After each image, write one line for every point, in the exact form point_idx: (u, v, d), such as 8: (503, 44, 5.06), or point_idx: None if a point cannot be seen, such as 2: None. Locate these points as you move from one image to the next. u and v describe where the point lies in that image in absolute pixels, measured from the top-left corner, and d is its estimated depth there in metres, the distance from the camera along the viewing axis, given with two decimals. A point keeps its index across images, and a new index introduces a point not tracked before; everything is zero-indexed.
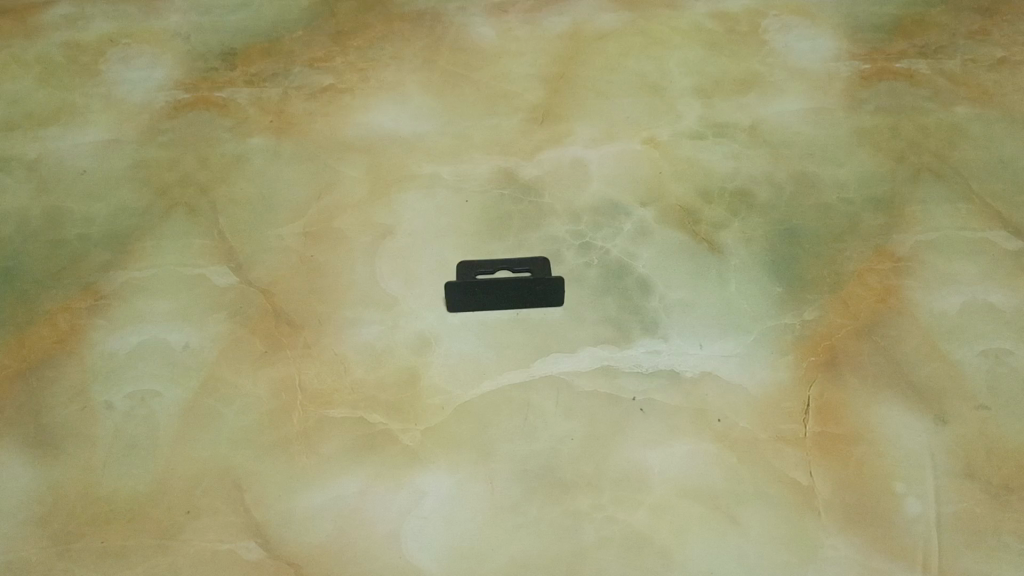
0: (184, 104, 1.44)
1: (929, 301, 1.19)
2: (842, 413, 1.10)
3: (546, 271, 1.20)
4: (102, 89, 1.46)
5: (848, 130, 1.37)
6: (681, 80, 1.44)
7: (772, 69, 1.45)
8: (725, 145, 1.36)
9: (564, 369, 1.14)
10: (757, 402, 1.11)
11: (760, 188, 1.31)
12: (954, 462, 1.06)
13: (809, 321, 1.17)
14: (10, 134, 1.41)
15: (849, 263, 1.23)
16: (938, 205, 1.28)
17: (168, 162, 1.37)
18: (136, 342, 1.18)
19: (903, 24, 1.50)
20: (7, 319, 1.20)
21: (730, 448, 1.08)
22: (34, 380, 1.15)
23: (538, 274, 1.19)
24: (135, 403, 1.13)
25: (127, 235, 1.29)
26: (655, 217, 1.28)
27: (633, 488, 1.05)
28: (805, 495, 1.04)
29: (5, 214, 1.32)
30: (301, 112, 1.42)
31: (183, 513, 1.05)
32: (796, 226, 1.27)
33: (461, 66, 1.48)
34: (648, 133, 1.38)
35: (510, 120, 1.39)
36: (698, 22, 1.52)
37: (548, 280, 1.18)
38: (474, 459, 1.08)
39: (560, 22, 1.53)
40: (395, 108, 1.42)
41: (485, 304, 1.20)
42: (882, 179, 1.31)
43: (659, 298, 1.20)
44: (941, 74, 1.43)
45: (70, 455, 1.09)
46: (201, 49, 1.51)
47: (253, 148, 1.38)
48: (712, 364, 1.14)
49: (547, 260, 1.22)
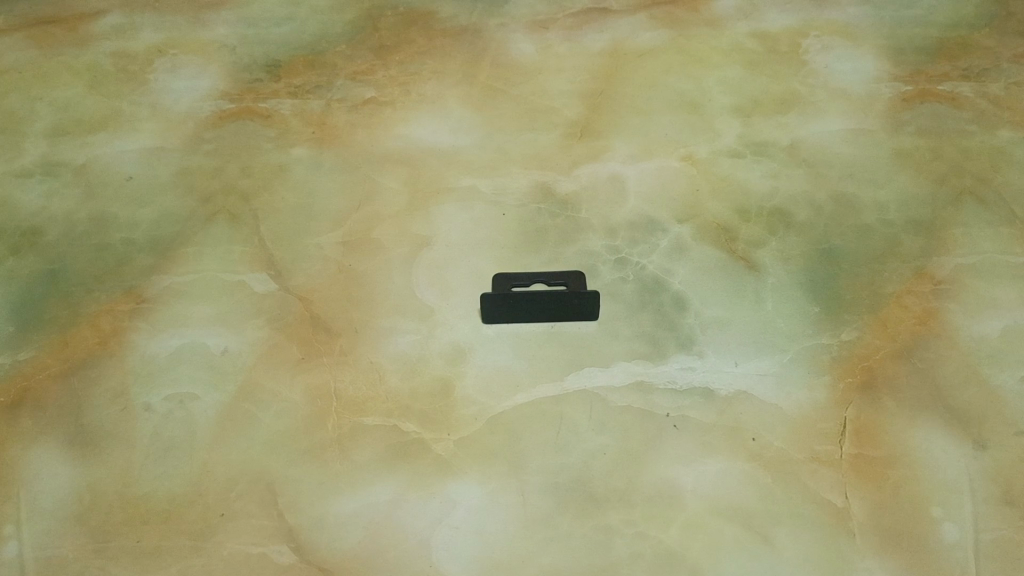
0: (229, 114, 1.47)
1: (969, 325, 1.17)
2: (878, 436, 1.09)
3: (581, 285, 1.21)
4: (150, 98, 1.50)
5: (888, 152, 1.36)
6: (720, 99, 1.44)
7: (813, 88, 1.45)
8: (763, 164, 1.36)
9: (598, 384, 1.14)
10: (793, 422, 1.10)
11: (799, 208, 1.30)
12: (994, 489, 1.05)
13: (847, 342, 1.16)
14: (59, 140, 1.44)
15: (888, 285, 1.22)
16: (980, 228, 1.27)
17: (212, 170, 1.39)
18: (176, 345, 1.20)
19: (946, 46, 1.49)
20: (52, 320, 1.23)
21: (765, 468, 1.07)
22: (76, 380, 1.17)
23: (574, 287, 1.20)
24: (174, 405, 1.15)
25: (171, 240, 1.31)
26: (691, 234, 1.28)
27: (666, 505, 1.05)
28: (840, 518, 1.03)
29: (52, 217, 1.35)
30: (343, 124, 1.44)
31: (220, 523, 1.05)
32: (834, 246, 1.26)
33: (501, 81, 1.49)
34: (686, 150, 1.38)
35: (548, 136, 1.41)
36: (738, 41, 1.52)
37: (585, 293, 1.18)
38: (506, 471, 1.08)
39: (600, 39, 1.54)
40: (435, 120, 1.44)
41: (517, 317, 1.20)
42: (923, 202, 1.30)
43: (694, 315, 1.20)
44: (984, 97, 1.42)
45: (110, 455, 1.11)
46: (247, 61, 1.54)
47: (296, 157, 1.40)
48: (747, 382, 1.14)
49: (582, 274, 1.22)
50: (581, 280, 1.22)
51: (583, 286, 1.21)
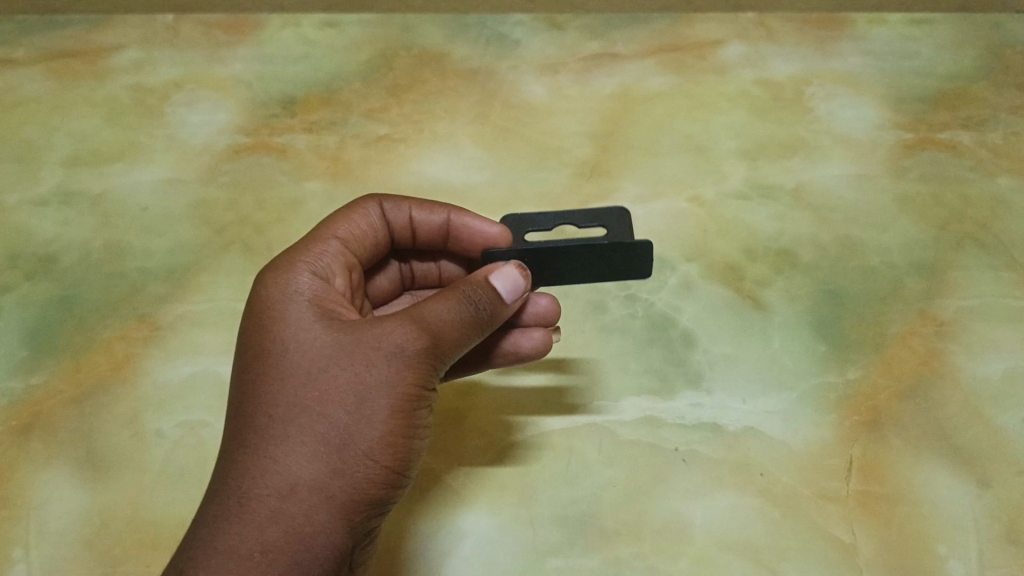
0: (244, 148, 1.49)
1: (972, 366, 1.20)
2: (884, 474, 1.10)
3: (624, 233, 1.02)
4: (166, 130, 1.52)
5: (891, 197, 1.39)
6: (727, 142, 1.47)
7: (817, 135, 1.47)
8: (769, 207, 1.38)
9: (608, 418, 1.16)
10: (801, 458, 1.12)
11: (804, 249, 1.33)
12: (998, 528, 1.06)
13: (853, 381, 1.18)
14: (77, 170, 1.47)
15: (893, 325, 1.23)
16: (981, 273, 1.30)
17: (228, 202, 1.42)
18: (189, 373, 1.22)
19: (946, 96, 1.52)
20: (65, 345, 1.24)
21: (772, 503, 1.08)
22: (88, 405, 1.18)
23: (615, 237, 1.01)
24: (185, 431, 1.16)
25: (185, 270, 1.33)
26: (700, 272, 1.30)
27: (675, 539, 1.06)
28: (848, 553, 1.05)
29: (68, 244, 1.37)
30: (357, 159, 1.47)
31: (319, 568, 0.79)
32: (839, 286, 1.28)
33: (513, 122, 1.52)
34: (694, 191, 1.40)
35: (558, 175, 1.44)
36: (744, 88, 1.54)
37: (630, 245, 0.99)
38: (515, 503, 1.10)
39: (609, 83, 1.56)
40: (448, 158, 1.47)
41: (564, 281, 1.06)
42: (926, 246, 1.33)
43: (702, 352, 1.22)
44: (984, 147, 1.45)
45: (120, 480, 1.12)
46: (263, 96, 1.56)
47: (310, 191, 1.42)
48: (754, 419, 1.15)
49: (624, 211, 1.03)
50: (626, 222, 1.03)
51: (629, 235, 1.02)
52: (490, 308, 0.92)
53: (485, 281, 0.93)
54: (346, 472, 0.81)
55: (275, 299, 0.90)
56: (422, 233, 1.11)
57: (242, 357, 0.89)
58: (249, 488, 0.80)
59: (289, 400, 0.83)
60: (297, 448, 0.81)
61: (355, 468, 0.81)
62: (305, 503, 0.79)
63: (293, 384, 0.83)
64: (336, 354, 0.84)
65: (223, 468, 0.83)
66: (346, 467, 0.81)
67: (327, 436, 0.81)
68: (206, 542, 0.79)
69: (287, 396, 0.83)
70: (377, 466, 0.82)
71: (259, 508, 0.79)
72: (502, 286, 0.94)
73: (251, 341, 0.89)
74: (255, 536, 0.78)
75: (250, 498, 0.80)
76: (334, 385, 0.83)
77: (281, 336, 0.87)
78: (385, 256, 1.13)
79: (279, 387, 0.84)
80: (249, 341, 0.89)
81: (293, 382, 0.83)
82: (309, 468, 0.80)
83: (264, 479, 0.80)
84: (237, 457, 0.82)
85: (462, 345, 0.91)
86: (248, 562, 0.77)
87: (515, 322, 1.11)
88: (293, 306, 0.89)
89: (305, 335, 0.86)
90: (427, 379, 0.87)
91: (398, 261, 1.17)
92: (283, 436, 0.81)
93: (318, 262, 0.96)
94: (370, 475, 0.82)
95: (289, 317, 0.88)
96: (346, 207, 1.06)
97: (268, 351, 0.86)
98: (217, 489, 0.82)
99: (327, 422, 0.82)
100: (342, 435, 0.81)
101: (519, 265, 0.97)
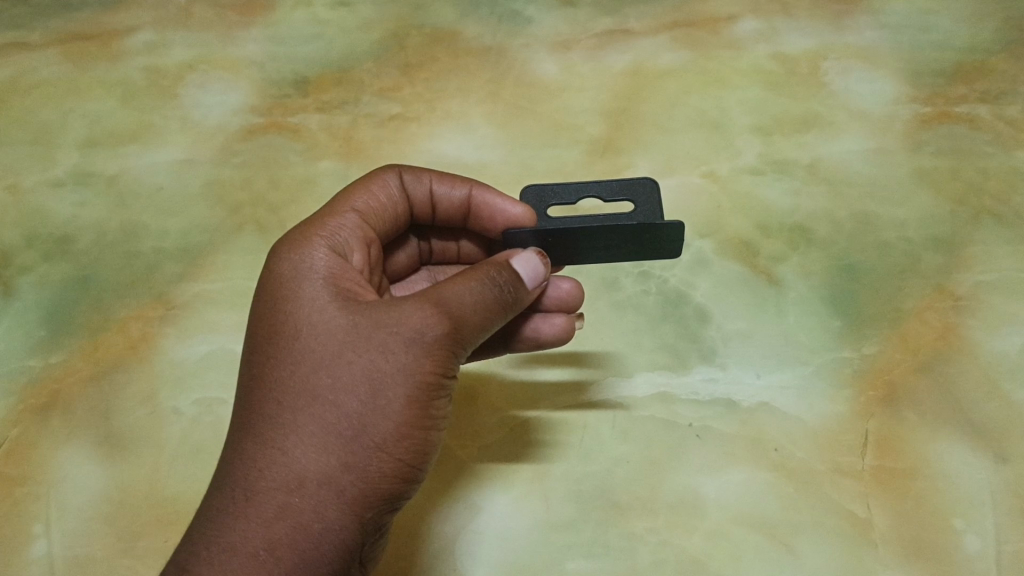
0: (257, 128, 1.49)
1: (989, 341, 1.19)
2: (900, 449, 1.10)
3: (652, 209, 1.00)
4: (180, 111, 1.52)
5: (908, 172, 1.37)
6: (741, 118, 1.45)
7: (833, 110, 1.46)
8: (785, 182, 1.37)
9: (622, 395, 1.16)
10: (817, 434, 1.11)
11: (820, 225, 1.32)
12: (1015, 502, 1.06)
13: (868, 356, 1.17)
14: (91, 151, 1.48)
15: (909, 301, 1.22)
16: (999, 247, 1.28)
17: (241, 182, 1.42)
18: (205, 351, 1.22)
19: (964, 69, 1.50)
20: (82, 325, 1.25)
21: (787, 478, 1.08)
22: (106, 384, 1.19)
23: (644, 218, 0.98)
24: (203, 409, 1.17)
25: (200, 250, 1.34)
26: (713, 249, 1.30)
27: (689, 513, 1.07)
28: (864, 527, 1.04)
29: (84, 225, 1.38)
30: (369, 138, 1.47)
31: (327, 563, 0.78)
32: (854, 262, 1.27)
33: (525, 99, 1.51)
34: (708, 167, 1.40)
35: (571, 153, 1.43)
36: (759, 63, 1.52)
37: (659, 228, 0.95)
38: (531, 478, 1.10)
39: (622, 60, 1.54)
40: (460, 136, 1.47)
41: (590, 253, 1.05)
42: (942, 220, 1.32)
43: (716, 328, 1.21)
44: (1002, 120, 1.43)
45: (138, 456, 1.13)
46: (275, 77, 1.56)
47: (324, 171, 1.43)
48: (768, 395, 1.15)
49: (653, 184, 1.00)
50: (654, 197, 1.00)
51: (657, 210, 1.00)
52: (513, 289, 0.91)
53: (508, 265, 0.93)
54: (358, 465, 0.79)
55: (290, 278, 0.89)
56: (441, 209, 1.11)
57: (255, 339, 0.88)
58: (258, 479, 0.79)
59: (300, 387, 0.81)
60: (308, 440, 0.79)
61: (366, 461, 0.79)
62: (315, 497, 0.78)
63: (306, 371, 0.82)
64: (350, 341, 0.82)
65: (230, 457, 0.82)
66: (357, 460, 0.79)
67: (338, 427, 0.79)
68: (210, 537, 0.78)
69: (298, 384, 0.81)
70: (391, 459, 0.80)
71: (267, 500, 0.78)
72: (523, 269, 0.94)
73: (264, 322, 0.87)
74: (260, 532, 0.77)
75: (258, 491, 0.78)
76: (347, 374, 0.81)
77: (296, 318, 0.85)
78: (403, 231, 1.13)
79: (291, 374, 0.82)
80: (263, 323, 0.88)
81: (306, 368, 0.82)
82: (318, 462, 0.78)
83: (273, 472, 0.78)
84: (247, 446, 0.81)
85: (484, 328, 0.88)
86: (253, 559, 0.76)
87: (537, 305, 1.11)
88: (308, 285, 0.88)
89: (320, 318, 0.84)
90: (446, 366, 0.84)
91: (416, 236, 1.17)
92: (293, 426, 0.80)
93: (335, 242, 0.95)
94: (383, 468, 0.80)
95: (305, 298, 0.87)
96: (364, 178, 1.06)
97: (282, 334, 0.85)
98: (227, 478, 0.81)
99: (339, 412, 0.80)
100: (354, 426, 0.79)
101: (540, 252, 0.98)
